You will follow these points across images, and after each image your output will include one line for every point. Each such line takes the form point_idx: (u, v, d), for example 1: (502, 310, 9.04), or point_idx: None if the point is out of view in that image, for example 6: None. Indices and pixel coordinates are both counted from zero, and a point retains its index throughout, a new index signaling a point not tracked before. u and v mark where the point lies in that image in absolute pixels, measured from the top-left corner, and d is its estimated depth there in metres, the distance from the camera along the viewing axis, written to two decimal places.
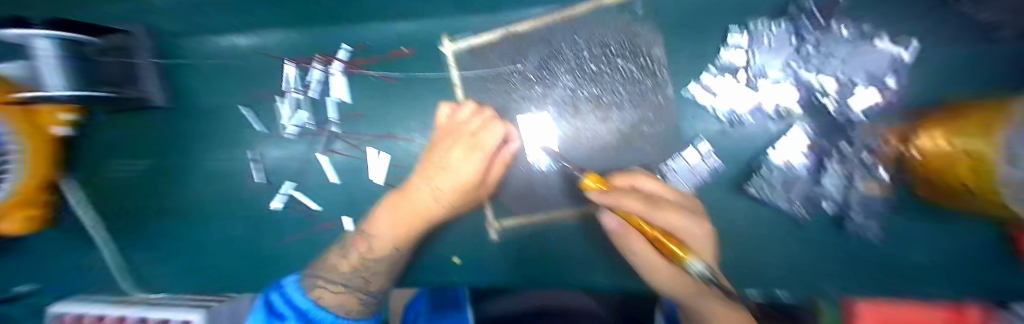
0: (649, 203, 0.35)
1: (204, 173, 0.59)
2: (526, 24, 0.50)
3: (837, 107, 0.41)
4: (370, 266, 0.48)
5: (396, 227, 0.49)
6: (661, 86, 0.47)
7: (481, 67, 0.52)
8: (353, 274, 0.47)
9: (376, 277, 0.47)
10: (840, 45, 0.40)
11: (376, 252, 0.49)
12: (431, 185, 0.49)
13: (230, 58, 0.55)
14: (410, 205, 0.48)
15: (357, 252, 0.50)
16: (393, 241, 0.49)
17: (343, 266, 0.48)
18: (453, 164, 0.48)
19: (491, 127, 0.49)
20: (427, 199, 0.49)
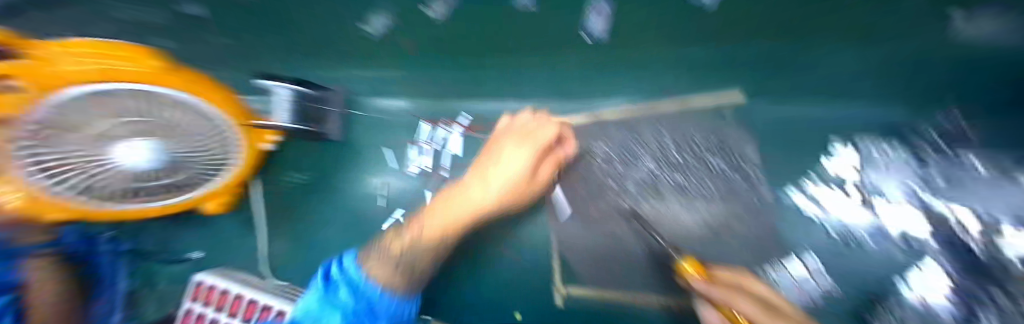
0: (768, 310, 0.36)
1: (340, 194, 0.71)
2: (612, 112, 0.58)
3: (980, 246, 0.38)
4: (418, 247, 0.53)
5: (448, 218, 0.54)
6: (755, 187, 0.48)
7: (569, 142, 0.60)
8: (404, 254, 0.52)
9: (420, 258, 0.53)
10: (977, 180, 0.39)
11: (424, 240, 0.53)
12: (484, 178, 0.57)
13: (380, 113, 0.71)
14: (465, 199, 0.55)
15: (410, 235, 0.54)
16: (440, 230, 0.54)
17: (394, 244, 0.54)
18: (508, 165, 0.56)
19: (545, 126, 0.59)
20: (480, 193, 0.55)
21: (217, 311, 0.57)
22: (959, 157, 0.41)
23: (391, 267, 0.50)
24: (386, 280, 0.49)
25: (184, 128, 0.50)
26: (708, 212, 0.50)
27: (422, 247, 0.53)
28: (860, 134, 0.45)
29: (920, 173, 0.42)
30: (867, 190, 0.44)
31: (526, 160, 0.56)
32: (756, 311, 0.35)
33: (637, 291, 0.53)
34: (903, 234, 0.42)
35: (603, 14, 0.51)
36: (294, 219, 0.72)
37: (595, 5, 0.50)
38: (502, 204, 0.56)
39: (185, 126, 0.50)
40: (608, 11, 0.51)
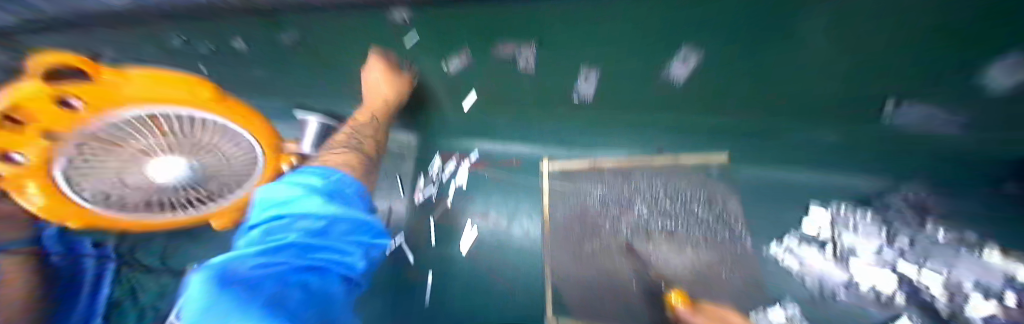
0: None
1: None
2: (613, 161, 0.63)
3: (947, 305, 0.40)
4: (359, 132, 0.65)
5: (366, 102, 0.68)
6: (739, 237, 0.52)
7: (570, 184, 0.65)
8: (352, 137, 0.64)
9: (368, 141, 0.65)
10: (936, 246, 0.44)
11: (361, 119, 0.67)
12: (370, 89, 0.67)
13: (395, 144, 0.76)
14: (370, 92, 0.68)
15: (348, 127, 0.66)
16: (366, 110, 0.68)
17: (342, 137, 0.63)
18: (377, 81, 0.67)
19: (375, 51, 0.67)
20: (377, 88, 0.67)
21: None
22: (925, 227, 0.45)
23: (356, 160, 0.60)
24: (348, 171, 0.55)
25: (224, 154, 0.56)
26: (697, 258, 0.53)
27: (360, 128, 0.66)
28: (839, 199, 0.50)
29: (889, 235, 0.46)
30: (841, 249, 0.47)
31: (377, 77, 0.67)
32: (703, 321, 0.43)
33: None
34: (873, 288, 0.44)
35: (590, 82, 0.60)
36: None
37: (586, 74, 0.59)
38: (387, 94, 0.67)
39: (229, 154, 0.56)
40: (596, 80, 0.59)
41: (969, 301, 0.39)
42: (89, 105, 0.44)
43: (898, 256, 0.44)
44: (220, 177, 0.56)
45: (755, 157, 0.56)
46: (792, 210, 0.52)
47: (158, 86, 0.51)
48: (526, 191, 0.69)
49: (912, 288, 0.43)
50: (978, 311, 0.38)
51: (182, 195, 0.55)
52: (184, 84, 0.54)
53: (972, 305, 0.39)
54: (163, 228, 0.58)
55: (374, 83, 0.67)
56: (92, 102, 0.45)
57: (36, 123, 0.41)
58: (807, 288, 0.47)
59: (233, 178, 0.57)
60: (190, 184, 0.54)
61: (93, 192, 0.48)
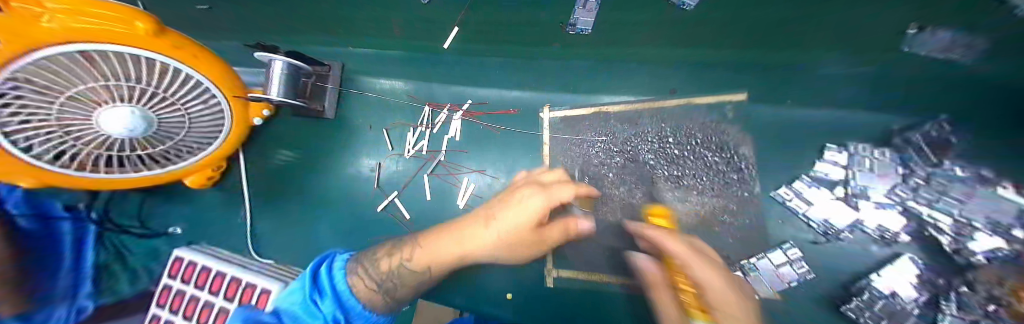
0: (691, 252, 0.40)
1: (340, 175, 0.67)
2: (618, 107, 0.58)
3: (951, 243, 0.39)
4: (403, 272, 0.47)
5: (438, 250, 0.47)
6: (747, 182, 0.50)
7: (571, 133, 0.61)
8: (384, 275, 0.46)
9: (404, 273, 0.47)
10: (954, 182, 0.39)
11: (416, 262, 0.48)
12: (458, 240, 0.48)
13: (378, 93, 0.67)
14: (466, 237, 0.47)
15: (397, 255, 0.48)
16: (426, 259, 0.48)
17: (382, 265, 0.47)
18: (514, 215, 0.46)
19: (564, 187, 0.48)
20: (478, 240, 0.47)
21: (196, 287, 0.56)
22: (942, 165, 0.40)
23: (395, 296, 0.47)
24: (368, 299, 0.43)
25: (165, 95, 0.41)
26: (701, 203, 0.51)
27: (407, 271, 0.48)
28: (853, 141, 0.47)
29: (903, 174, 0.43)
30: (854, 190, 0.45)
31: (536, 210, 0.45)
32: (677, 247, 0.41)
33: (609, 276, 0.55)
34: (879, 228, 0.44)
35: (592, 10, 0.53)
36: (276, 199, 0.68)
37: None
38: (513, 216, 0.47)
39: (167, 94, 0.41)
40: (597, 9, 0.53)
41: (975, 239, 0.37)
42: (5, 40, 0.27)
43: (911, 195, 0.42)
44: (188, 134, 0.49)
45: (771, 98, 0.52)
46: (804, 153, 0.50)
47: (88, 11, 0.31)
48: (524, 143, 0.64)
49: (918, 226, 0.42)
50: (982, 246, 0.37)
51: (145, 153, 0.48)
52: (126, 14, 0.34)
53: (976, 241, 0.37)
54: (136, 185, 0.56)
55: (518, 205, 0.46)
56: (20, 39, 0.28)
57: None
58: (811, 228, 0.48)
59: (201, 136, 0.51)
60: (153, 140, 0.46)
61: (39, 154, 0.40)
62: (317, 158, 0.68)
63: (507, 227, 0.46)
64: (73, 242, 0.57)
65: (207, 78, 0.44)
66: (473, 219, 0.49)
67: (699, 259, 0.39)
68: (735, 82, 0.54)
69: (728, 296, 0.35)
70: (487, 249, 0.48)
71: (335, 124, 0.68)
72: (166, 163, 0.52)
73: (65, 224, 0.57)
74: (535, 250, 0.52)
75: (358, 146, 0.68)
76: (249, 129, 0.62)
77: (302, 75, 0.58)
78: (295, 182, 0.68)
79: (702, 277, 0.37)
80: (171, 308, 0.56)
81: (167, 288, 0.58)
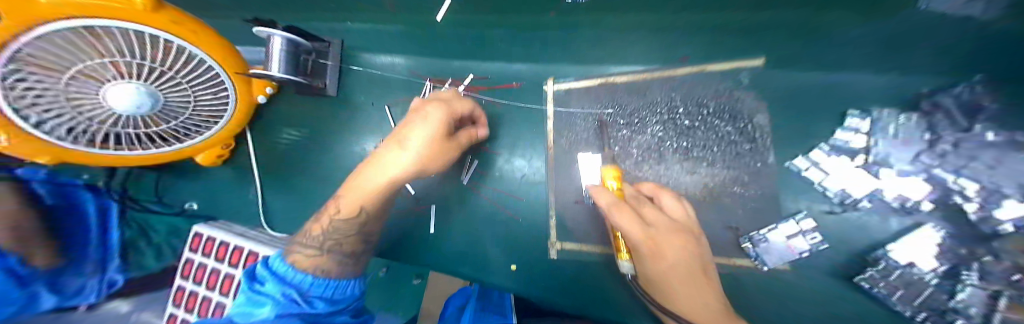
0: (620, 208, 0.41)
1: (344, 153, 0.67)
2: (626, 77, 0.56)
3: (977, 212, 0.38)
4: (338, 228, 0.47)
5: (363, 186, 0.46)
6: (760, 153, 0.48)
7: (576, 106, 0.58)
8: (324, 237, 0.46)
9: (343, 232, 0.47)
10: (984, 149, 0.37)
11: (344, 212, 0.47)
12: (378, 171, 0.45)
13: (378, 69, 0.66)
14: (384, 164, 0.45)
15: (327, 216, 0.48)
16: (353, 200, 0.47)
17: (318, 231, 0.46)
18: (420, 131, 0.42)
19: (461, 100, 0.49)
20: (394, 165, 0.44)
21: (217, 260, 0.58)
22: (974, 129, 0.38)
23: (345, 251, 0.46)
24: (317, 268, 0.41)
25: (173, 74, 0.41)
26: (711, 175, 0.50)
27: (342, 223, 0.47)
28: (880, 107, 0.44)
29: (930, 140, 0.40)
30: (872, 159, 0.43)
31: (433, 131, 0.42)
32: (606, 203, 0.43)
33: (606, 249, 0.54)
34: (899, 197, 0.43)
35: None
36: (284, 177, 0.69)
37: None
38: (410, 119, 0.45)
39: (173, 73, 0.41)
40: None
41: (1001, 206, 0.36)
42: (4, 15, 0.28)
43: (936, 162, 0.40)
44: (195, 113, 0.49)
45: (789, 63, 0.49)
46: (823, 122, 0.47)
47: None
48: (527, 118, 0.63)
49: (942, 193, 0.40)
50: (1011, 214, 0.36)
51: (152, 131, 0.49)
52: None
53: (1003, 208, 0.36)
54: (147, 163, 0.57)
55: (421, 122, 0.42)
56: (14, 15, 0.28)
57: None
58: (827, 198, 0.46)
59: (205, 115, 0.52)
60: (160, 118, 0.47)
61: (54, 131, 0.41)
62: (322, 136, 0.68)
63: (421, 143, 0.43)
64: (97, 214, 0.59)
65: (210, 57, 0.45)
66: (383, 145, 0.47)
67: (626, 211, 0.41)
68: (751, 47, 0.50)
69: (649, 243, 0.40)
70: (411, 169, 0.45)
71: (337, 101, 0.68)
72: (174, 141, 0.53)
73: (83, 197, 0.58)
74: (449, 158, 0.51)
75: (361, 124, 0.67)
76: (254, 107, 0.62)
77: (303, 52, 0.56)
78: (303, 160, 0.69)
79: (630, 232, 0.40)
80: (192, 280, 0.58)
81: (189, 262, 0.60)
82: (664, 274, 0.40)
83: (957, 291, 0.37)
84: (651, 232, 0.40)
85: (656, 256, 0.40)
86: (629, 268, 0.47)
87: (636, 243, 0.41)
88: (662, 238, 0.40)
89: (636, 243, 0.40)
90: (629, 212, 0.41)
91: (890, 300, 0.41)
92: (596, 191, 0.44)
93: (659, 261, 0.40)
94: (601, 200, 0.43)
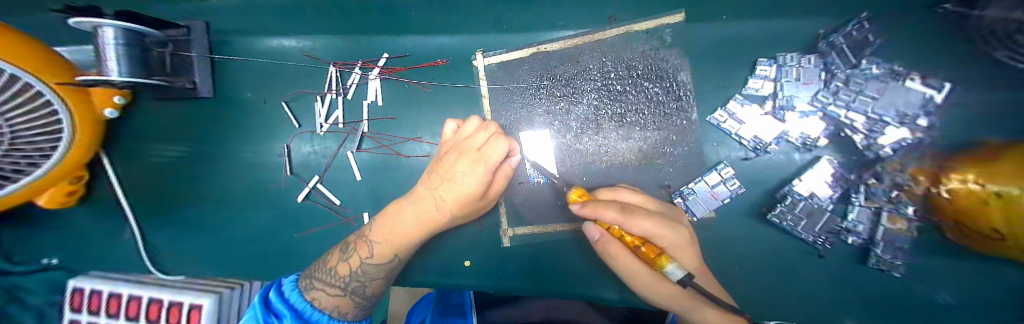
0: (625, 213, 0.36)
1: (255, 166, 0.58)
2: (557, 45, 0.53)
3: (864, 140, 0.41)
4: (370, 271, 0.44)
5: (402, 230, 0.45)
6: (685, 110, 0.48)
7: (508, 81, 0.54)
8: (350, 278, 0.43)
9: (373, 278, 0.45)
10: (870, 82, 0.40)
11: (377, 258, 0.44)
12: (420, 207, 0.45)
13: (273, 58, 0.55)
14: (423, 204, 0.45)
15: (357, 256, 0.44)
16: (392, 247, 0.44)
17: (343, 269, 0.43)
18: (470, 179, 0.43)
19: (497, 140, 0.42)
20: (428, 207, 0.45)
21: (110, 318, 0.47)
22: (859, 63, 0.41)
23: (369, 292, 0.45)
24: (336, 308, 0.42)
25: None
26: (644, 139, 0.49)
27: (371, 268, 0.44)
28: (782, 50, 0.46)
29: (825, 79, 0.43)
30: (781, 103, 0.45)
31: (485, 175, 0.43)
32: (615, 217, 0.35)
33: (558, 225, 0.54)
34: (803, 137, 0.45)
35: None
36: (186, 202, 0.59)
37: None
38: (446, 176, 0.45)
39: None
40: None
41: (884, 133, 0.40)
42: None
43: (832, 100, 0.42)
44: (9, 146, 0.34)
45: (718, 9, 0.47)
46: (736, 72, 0.49)
47: None
48: (458, 99, 0.57)
49: (835, 128, 0.44)
50: (890, 140, 0.40)
51: None
52: None
53: (886, 135, 0.40)
54: None
55: (469, 168, 0.43)
56: None
57: None
58: (742, 145, 0.48)
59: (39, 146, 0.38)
60: None
61: None
62: (224, 150, 0.58)
63: (471, 190, 0.43)
64: None
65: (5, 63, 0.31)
66: (430, 184, 0.46)
67: (632, 216, 0.36)
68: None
69: (663, 235, 0.37)
70: (447, 217, 0.45)
71: (231, 106, 0.57)
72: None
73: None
74: (490, 197, 0.49)
75: (264, 128, 0.58)
76: (103, 125, 0.48)
77: (153, 45, 0.43)
78: (209, 178, 0.59)
79: (657, 235, 0.37)
80: None
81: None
82: (683, 258, 0.39)
83: (848, 212, 0.43)
84: (658, 223, 0.37)
85: (674, 246, 0.38)
86: (682, 270, 0.32)
87: (655, 239, 0.36)
88: (665, 222, 0.39)
89: (658, 235, 0.36)
90: (633, 214, 0.36)
91: (797, 230, 0.46)
92: (589, 210, 0.36)
93: (676, 251, 0.38)
94: (606, 215, 0.35)
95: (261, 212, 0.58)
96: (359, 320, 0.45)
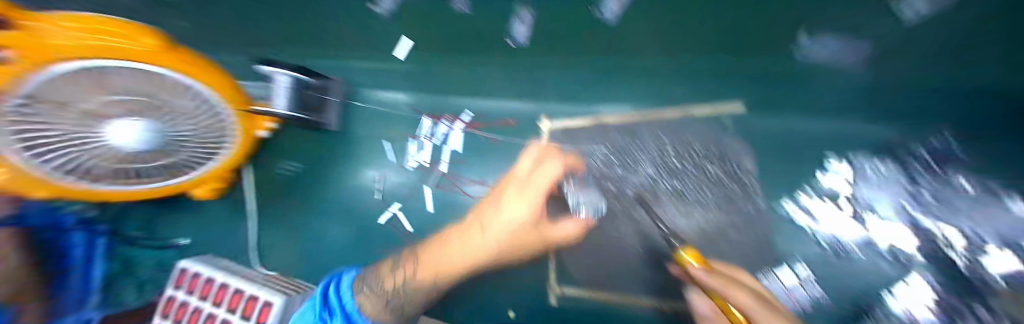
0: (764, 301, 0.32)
1: (348, 188, 0.69)
2: (616, 118, 0.58)
3: (967, 263, 0.39)
4: (416, 286, 0.56)
5: (451, 260, 0.54)
6: (751, 196, 0.50)
7: (569, 143, 0.60)
8: (392, 293, 0.55)
9: (420, 294, 0.56)
10: (962, 199, 0.40)
11: (422, 280, 0.55)
12: (462, 240, 0.55)
13: (380, 104, 0.69)
14: (473, 238, 0.54)
15: (404, 274, 0.57)
16: (438, 272, 0.55)
17: (398, 280, 0.57)
18: (519, 205, 0.51)
19: (545, 166, 0.53)
20: (478, 241, 0.53)
21: (200, 300, 0.56)
22: (948, 177, 0.41)
23: (415, 303, 0.57)
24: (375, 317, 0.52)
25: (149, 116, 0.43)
26: (706, 219, 0.51)
27: (418, 284, 0.56)
28: (855, 150, 0.46)
29: (909, 188, 0.43)
30: (859, 204, 0.45)
31: (537, 200, 0.50)
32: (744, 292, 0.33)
33: (622, 294, 0.54)
34: (893, 249, 0.44)
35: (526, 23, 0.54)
36: (289, 208, 0.71)
37: (520, 14, 0.53)
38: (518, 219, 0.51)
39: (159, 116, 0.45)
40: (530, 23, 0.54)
41: (986, 254, 0.38)
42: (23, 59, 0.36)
43: (917, 209, 0.42)
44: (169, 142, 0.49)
45: (790, 107, 0.49)
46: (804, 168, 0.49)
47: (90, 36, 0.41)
48: None
49: (927, 241, 0.42)
50: (997, 262, 0.38)
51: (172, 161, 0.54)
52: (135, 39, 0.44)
53: (989, 254, 0.38)
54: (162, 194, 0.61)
55: (519, 200, 0.51)
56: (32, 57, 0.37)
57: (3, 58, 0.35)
58: (821, 245, 0.47)
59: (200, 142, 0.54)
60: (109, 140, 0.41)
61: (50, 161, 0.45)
62: (326, 170, 0.70)
63: (516, 225, 0.51)
64: (82, 267, 0.66)
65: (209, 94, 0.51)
66: (483, 212, 0.56)
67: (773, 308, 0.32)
68: (751, 92, 0.51)
69: None
70: (495, 253, 0.53)
71: (339, 136, 0.70)
72: (150, 180, 0.56)
73: (69, 241, 0.64)
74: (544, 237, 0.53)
75: (361, 158, 0.69)
76: (258, 142, 0.65)
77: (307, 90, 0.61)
78: (314, 192, 0.71)
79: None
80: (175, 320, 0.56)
81: (172, 298, 0.59)
82: None
83: None
84: None
85: None
86: None
87: None
88: None
89: None
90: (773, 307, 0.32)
91: None
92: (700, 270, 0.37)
93: None
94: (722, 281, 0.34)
95: (344, 229, 0.68)
96: None
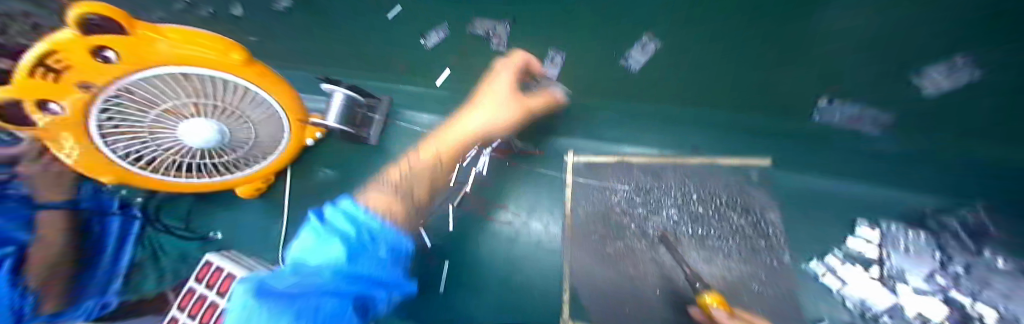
0: None
1: None
2: (642, 159, 0.61)
3: None
4: (413, 176, 0.48)
5: (446, 145, 0.55)
6: (776, 249, 0.51)
7: (595, 179, 0.63)
8: (397, 184, 0.46)
9: (421, 187, 0.48)
10: (993, 275, 0.42)
11: (415, 171, 0.49)
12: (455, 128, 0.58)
13: (416, 124, 0.73)
14: (464, 128, 0.57)
15: (400, 168, 0.50)
16: (431, 165, 0.52)
17: (394, 177, 0.47)
18: (491, 99, 0.55)
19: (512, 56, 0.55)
20: (474, 123, 0.56)
21: (207, 288, 0.57)
22: (982, 254, 0.44)
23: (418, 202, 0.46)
24: (388, 210, 0.38)
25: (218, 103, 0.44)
26: (727, 268, 0.51)
27: (419, 176, 0.49)
28: (887, 218, 0.49)
29: (942, 260, 0.45)
30: (890, 270, 0.46)
31: (508, 92, 0.55)
32: None
33: None
34: (920, 316, 0.43)
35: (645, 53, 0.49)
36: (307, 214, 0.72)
37: (552, 57, 0.54)
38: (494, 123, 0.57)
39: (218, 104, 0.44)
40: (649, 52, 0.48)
41: None
42: (123, 64, 0.33)
43: (952, 283, 0.43)
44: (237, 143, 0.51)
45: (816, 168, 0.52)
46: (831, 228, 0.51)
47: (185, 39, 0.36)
48: (549, 184, 0.66)
49: (962, 317, 0.41)
50: None
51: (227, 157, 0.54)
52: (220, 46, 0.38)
53: None
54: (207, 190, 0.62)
55: (494, 91, 0.55)
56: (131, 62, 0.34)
57: (72, 72, 0.31)
58: (848, 309, 0.46)
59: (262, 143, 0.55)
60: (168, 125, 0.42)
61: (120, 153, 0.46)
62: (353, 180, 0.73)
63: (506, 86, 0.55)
64: (115, 248, 0.59)
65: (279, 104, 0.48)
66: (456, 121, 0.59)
67: None
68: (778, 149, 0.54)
69: None
70: (484, 134, 0.58)
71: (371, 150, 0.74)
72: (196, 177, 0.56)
73: (110, 228, 0.58)
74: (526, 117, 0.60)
75: None
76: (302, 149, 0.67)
77: (357, 107, 0.65)
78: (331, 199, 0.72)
79: None
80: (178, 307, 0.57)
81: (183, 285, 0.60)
82: None
83: None
84: None
85: None
86: None
87: None
88: None
89: None
90: None
91: None
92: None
93: None
94: None
95: None
96: (409, 227, 0.40)
